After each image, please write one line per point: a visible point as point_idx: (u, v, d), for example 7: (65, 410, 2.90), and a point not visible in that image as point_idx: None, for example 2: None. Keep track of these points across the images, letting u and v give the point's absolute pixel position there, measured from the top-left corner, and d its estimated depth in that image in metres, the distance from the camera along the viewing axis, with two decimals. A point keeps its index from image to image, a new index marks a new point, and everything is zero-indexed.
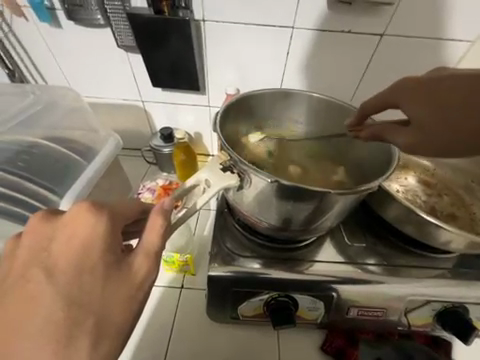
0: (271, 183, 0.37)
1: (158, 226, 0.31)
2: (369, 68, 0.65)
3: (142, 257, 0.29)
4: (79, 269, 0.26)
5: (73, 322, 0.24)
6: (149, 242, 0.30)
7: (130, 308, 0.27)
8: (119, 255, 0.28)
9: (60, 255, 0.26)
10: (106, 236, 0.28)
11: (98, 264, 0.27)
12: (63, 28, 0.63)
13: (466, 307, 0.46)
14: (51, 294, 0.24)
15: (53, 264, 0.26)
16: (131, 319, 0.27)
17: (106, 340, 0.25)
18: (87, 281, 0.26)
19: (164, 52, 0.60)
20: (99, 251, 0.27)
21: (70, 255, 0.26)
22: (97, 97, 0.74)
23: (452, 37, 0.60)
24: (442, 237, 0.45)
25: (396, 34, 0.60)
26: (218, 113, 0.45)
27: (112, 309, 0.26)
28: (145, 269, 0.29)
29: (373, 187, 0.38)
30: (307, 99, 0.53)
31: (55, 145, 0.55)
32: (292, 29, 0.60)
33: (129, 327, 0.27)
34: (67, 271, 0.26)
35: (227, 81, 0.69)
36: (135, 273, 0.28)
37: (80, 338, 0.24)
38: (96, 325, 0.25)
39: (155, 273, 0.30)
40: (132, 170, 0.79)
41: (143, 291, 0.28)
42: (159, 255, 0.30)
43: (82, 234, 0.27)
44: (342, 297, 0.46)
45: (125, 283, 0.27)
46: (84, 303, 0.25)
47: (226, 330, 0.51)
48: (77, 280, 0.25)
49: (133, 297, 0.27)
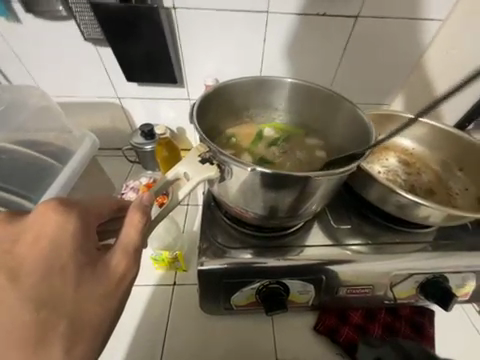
0: (252, 172, 0.37)
1: (136, 222, 0.31)
2: (346, 52, 0.65)
3: (120, 254, 0.29)
4: (48, 269, 0.25)
5: (43, 325, 0.23)
6: (127, 239, 0.30)
7: (108, 307, 0.26)
8: (94, 252, 0.28)
9: (26, 258, 0.25)
10: (79, 235, 0.27)
11: (71, 264, 0.26)
12: (23, 22, 0.58)
13: (446, 276, 0.49)
14: (17, 298, 0.23)
15: (17, 267, 0.24)
16: (111, 317, 0.27)
17: (82, 341, 0.24)
18: (58, 281, 0.25)
19: (136, 44, 0.57)
20: (72, 251, 0.26)
21: (38, 256, 0.25)
22: (69, 95, 0.70)
23: (425, 17, 0.60)
24: (421, 212, 0.47)
25: (371, 16, 0.60)
26: (195, 103, 0.43)
27: (88, 309, 0.25)
28: (124, 266, 0.28)
29: (353, 167, 0.39)
30: (285, 85, 0.52)
31: (25, 149, 0.52)
32: (267, 14, 0.59)
33: (109, 325, 0.26)
34: (35, 272, 0.24)
35: (206, 72, 0.67)
36: (113, 270, 0.28)
37: (53, 342, 0.23)
38: (70, 326, 0.24)
39: (135, 270, 0.29)
40: (115, 170, 0.77)
41: (122, 288, 0.28)
42: (138, 252, 0.30)
43: (51, 233, 0.26)
44: (330, 279, 0.48)
45: (102, 282, 0.27)
46: (55, 304, 0.24)
47: (221, 321, 0.52)
48: (47, 281, 0.24)
49: (112, 295, 0.27)
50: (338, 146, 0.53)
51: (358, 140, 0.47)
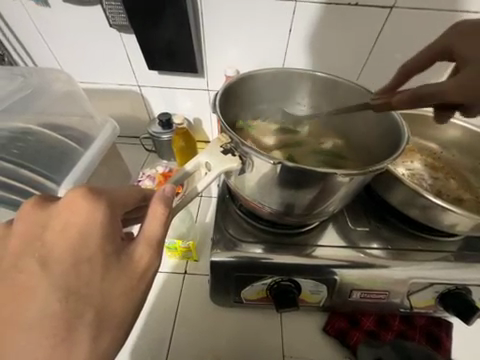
0: (273, 165, 0.36)
1: (159, 213, 0.30)
2: (377, 45, 0.61)
3: (144, 246, 0.29)
4: (76, 259, 0.25)
5: (72, 313, 0.24)
6: (150, 230, 0.30)
7: (131, 298, 0.27)
8: (119, 243, 0.28)
9: (56, 245, 0.26)
10: (107, 224, 0.28)
11: (97, 255, 0.26)
12: (51, 6, 0.59)
13: (469, 289, 0.46)
14: (47, 285, 0.24)
15: (48, 255, 0.25)
16: (134, 309, 0.27)
17: (107, 330, 0.25)
18: (84, 270, 0.25)
19: (160, 31, 0.57)
20: (97, 241, 0.27)
21: (67, 244, 0.26)
22: (91, 81, 0.72)
23: (467, 10, 0.55)
24: (447, 220, 0.44)
25: (407, 7, 0.56)
26: (218, 93, 0.43)
27: (113, 300, 0.26)
28: (147, 258, 0.29)
29: (382, 167, 0.37)
30: (311, 78, 0.50)
31: (50, 132, 0.54)
32: (295, 2, 0.56)
33: (133, 316, 0.27)
34: (64, 260, 0.25)
35: (227, 63, 0.66)
36: (136, 262, 0.28)
37: (81, 330, 0.24)
38: (97, 316, 0.25)
39: (158, 262, 0.30)
40: (132, 158, 0.78)
41: (145, 281, 0.28)
42: (161, 244, 0.30)
43: (79, 223, 0.27)
44: (344, 281, 0.46)
45: (126, 274, 0.27)
46: (83, 293, 0.25)
47: (229, 313, 0.52)
48: (75, 269, 0.25)
49: (135, 287, 0.27)
50: (364, 146, 0.51)
51: (389, 139, 0.44)
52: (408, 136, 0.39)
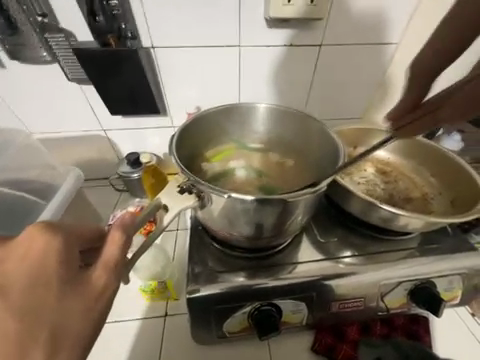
0: (228, 198, 0.38)
1: (117, 240, 0.31)
2: (316, 74, 0.70)
3: (101, 269, 0.28)
4: (32, 282, 0.24)
5: (25, 337, 0.21)
6: (108, 254, 0.30)
7: (89, 318, 0.25)
8: (76, 267, 0.27)
9: (10, 271, 0.24)
10: (66, 249, 0.26)
11: (55, 278, 0.25)
12: (7, 67, 0.61)
13: (433, 281, 0.50)
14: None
15: (0, 282, 0.23)
16: (91, 331, 0.25)
17: (62, 354, 0.23)
18: (41, 293, 0.24)
19: (120, 82, 0.61)
20: (56, 262, 0.25)
21: (21, 269, 0.24)
22: (54, 131, 0.72)
23: (381, 42, 0.67)
24: (401, 221, 0.49)
25: (333, 44, 0.66)
26: (173, 134, 0.46)
27: (71, 320, 0.24)
28: (106, 279, 0.28)
29: (323, 185, 0.41)
30: (259, 109, 0.56)
31: (9, 190, 0.52)
32: (239, 47, 0.64)
33: (89, 339, 0.25)
34: (20, 284, 0.23)
35: (188, 101, 0.71)
36: (94, 285, 0.27)
37: (34, 353, 0.21)
38: (52, 340, 0.23)
39: (116, 283, 0.29)
40: (103, 201, 0.77)
41: (103, 301, 0.27)
42: (120, 267, 0.30)
43: (37, 246, 0.25)
44: (321, 295, 0.48)
45: (84, 295, 0.26)
46: (39, 316, 0.23)
47: (216, 350, 0.50)
48: (30, 293, 0.23)
49: (93, 306, 0.26)
50: (315, 162, 0.55)
51: (332, 153, 0.49)
52: (343, 150, 0.46)
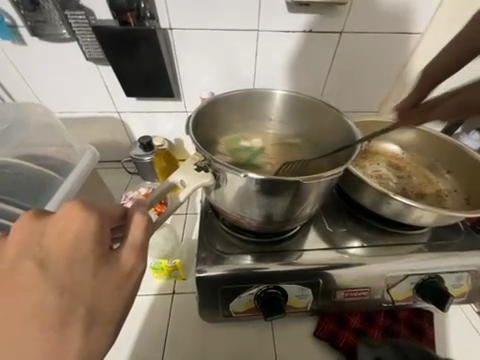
0: (243, 177, 0.38)
1: (140, 222, 0.32)
2: (334, 63, 0.69)
3: (128, 251, 0.29)
4: (71, 259, 0.25)
5: (66, 309, 0.23)
6: (133, 237, 0.30)
7: (120, 296, 0.26)
8: (107, 248, 0.28)
9: (53, 247, 0.25)
10: (100, 230, 0.28)
11: (90, 257, 0.26)
12: (27, 45, 0.62)
13: (441, 276, 0.50)
14: (44, 285, 0.23)
15: (45, 257, 0.25)
16: (122, 308, 0.26)
17: (97, 327, 0.24)
18: (78, 270, 0.25)
19: (136, 63, 0.61)
20: (91, 243, 0.26)
21: (62, 246, 0.25)
22: (69, 110, 0.73)
23: (404, 31, 0.65)
24: (413, 214, 0.48)
25: (354, 31, 0.64)
26: (190, 116, 0.46)
27: (105, 297, 0.25)
28: (133, 261, 0.29)
29: (339, 172, 0.40)
30: (276, 96, 0.55)
31: (30, 164, 0.54)
32: (257, 31, 0.62)
33: (121, 315, 0.26)
34: (59, 260, 0.25)
35: (202, 86, 0.70)
36: (122, 265, 0.28)
37: (74, 323, 0.23)
38: (89, 313, 0.24)
39: (143, 264, 0.30)
40: (115, 182, 0.79)
41: (132, 281, 0.28)
42: (145, 248, 0.31)
43: (75, 228, 0.26)
44: (327, 282, 0.48)
45: (115, 275, 0.27)
46: (77, 291, 0.24)
47: (221, 328, 0.52)
48: (69, 269, 0.24)
49: (123, 286, 0.27)
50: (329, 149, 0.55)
51: (344, 141, 0.50)
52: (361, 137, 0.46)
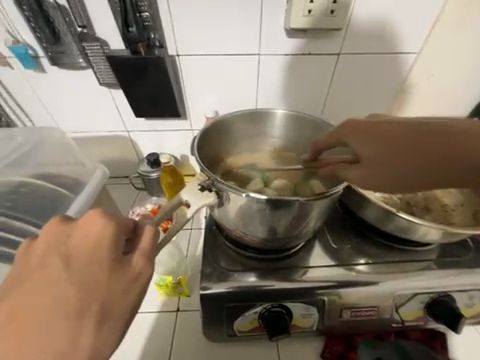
0: (245, 197, 0.40)
1: (150, 231, 0.32)
2: (333, 82, 0.71)
3: (138, 256, 0.30)
4: (89, 260, 0.27)
5: (81, 306, 0.24)
6: (145, 244, 0.31)
7: (129, 299, 0.27)
8: (121, 252, 0.29)
9: (75, 248, 0.27)
10: (115, 234, 0.29)
11: (105, 259, 0.27)
12: (47, 72, 0.67)
13: (452, 295, 0.48)
14: (65, 281, 0.25)
15: (68, 255, 0.27)
16: (131, 310, 0.27)
17: (107, 326, 0.25)
18: (93, 269, 0.26)
19: (146, 87, 0.65)
20: (107, 247, 0.28)
21: (81, 247, 0.27)
22: (82, 131, 0.77)
23: (400, 51, 0.67)
24: (418, 231, 0.48)
25: (351, 53, 0.67)
26: (195, 137, 0.49)
27: (115, 298, 0.26)
28: (143, 267, 0.29)
29: (340, 189, 0.42)
30: (277, 115, 0.58)
31: (43, 183, 0.57)
32: (258, 55, 0.66)
33: (129, 317, 0.27)
34: (79, 260, 0.26)
35: (207, 106, 0.74)
36: (133, 269, 0.29)
37: (87, 320, 0.24)
38: (100, 311, 0.25)
39: (152, 270, 0.30)
40: (123, 198, 0.81)
41: (141, 286, 0.28)
42: (154, 254, 0.31)
43: (95, 230, 0.28)
44: (333, 301, 0.47)
45: (126, 278, 0.28)
46: (91, 290, 0.25)
47: (225, 348, 0.51)
48: (86, 269, 0.26)
49: (132, 289, 0.28)
50: None
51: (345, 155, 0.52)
52: None
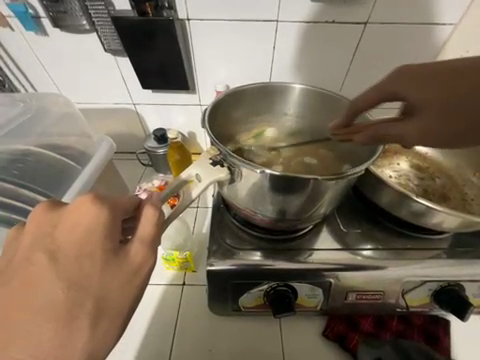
0: (260, 174, 0.38)
1: (151, 216, 0.32)
2: (356, 57, 0.65)
3: (137, 245, 0.29)
4: (79, 254, 0.26)
5: (73, 303, 0.24)
6: (144, 231, 0.31)
7: (127, 293, 0.27)
8: (117, 242, 0.28)
9: (64, 240, 0.26)
10: (109, 224, 0.28)
11: (98, 251, 0.26)
12: (49, 35, 0.63)
13: (462, 285, 0.47)
14: (53, 277, 0.24)
15: (56, 249, 0.26)
16: (130, 302, 0.27)
17: (104, 322, 0.25)
18: (86, 264, 0.25)
19: (153, 55, 0.61)
20: (100, 238, 0.27)
21: (72, 239, 0.26)
22: (87, 101, 0.75)
23: (434, 22, 0.60)
24: (435, 218, 0.46)
25: (379, 22, 0.60)
26: (207, 108, 0.46)
27: (111, 292, 0.26)
28: (142, 256, 0.29)
29: (361, 171, 0.39)
30: (294, 90, 0.54)
31: (47, 152, 0.56)
32: (276, 22, 0.60)
33: (129, 310, 0.27)
34: (68, 254, 0.25)
35: (217, 79, 0.70)
36: (132, 260, 0.28)
37: (81, 317, 0.24)
38: (95, 307, 0.24)
39: (153, 260, 0.30)
40: (129, 173, 0.80)
41: (141, 277, 0.28)
42: (155, 243, 0.31)
43: (86, 221, 0.27)
44: (339, 283, 0.47)
45: (123, 270, 0.27)
46: (84, 286, 0.25)
47: (228, 322, 0.52)
48: (78, 263, 0.25)
49: (131, 281, 0.27)
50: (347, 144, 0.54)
51: None
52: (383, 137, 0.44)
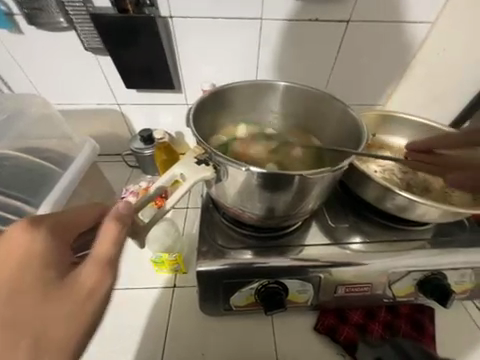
0: (245, 172, 0.38)
1: (112, 233, 0.31)
2: (340, 54, 0.66)
3: (91, 266, 0.29)
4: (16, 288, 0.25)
5: (9, 340, 0.23)
6: (100, 251, 0.30)
7: (76, 320, 0.26)
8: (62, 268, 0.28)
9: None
10: (50, 251, 0.28)
11: (38, 282, 0.26)
12: (24, 34, 0.60)
13: (444, 273, 0.49)
14: None
15: None
16: (79, 330, 0.26)
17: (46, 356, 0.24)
18: (25, 296, 0.25)
19: (136, 53, 0.60)
20: (39, 268, 0.27)
21: (8, 273, 0.26)
22: (68, 102, 0.72)
23: (413, 20, 0.62)
24: (417, 211, 0.47)
25: (361, 20, 0.61)
26: (191, 108, 0.44)
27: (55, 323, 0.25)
28: (95, 279, 0.28)
29: (344, 166, 0.40)
30: (279, 88, 0.53)
31: (26, 155, 0.53)
32: (261, 20, 0.60)
33: (79, 338, 0.26)
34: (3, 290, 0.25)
35: (203, 78, 0.69)
36: (82, 284, 0.28)
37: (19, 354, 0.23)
38: (35, 341, 0.24)
39: (109, 280, 0.29)
40: (116, 176, 0.78)
41: (92, 301, 0.27)
42: (114, 262, 0.30)
43: (22, 252, 0.27)
44: (329, 278, 0.48)
45: (70, 297, 0.27)
46: (22, 322, 0.24)
47: (221, 321, 0.52)
48: (15, 298, 0.25)
49: (81, 306, 0.27)
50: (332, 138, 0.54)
51: (348, 133, 0.50)
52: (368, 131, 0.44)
